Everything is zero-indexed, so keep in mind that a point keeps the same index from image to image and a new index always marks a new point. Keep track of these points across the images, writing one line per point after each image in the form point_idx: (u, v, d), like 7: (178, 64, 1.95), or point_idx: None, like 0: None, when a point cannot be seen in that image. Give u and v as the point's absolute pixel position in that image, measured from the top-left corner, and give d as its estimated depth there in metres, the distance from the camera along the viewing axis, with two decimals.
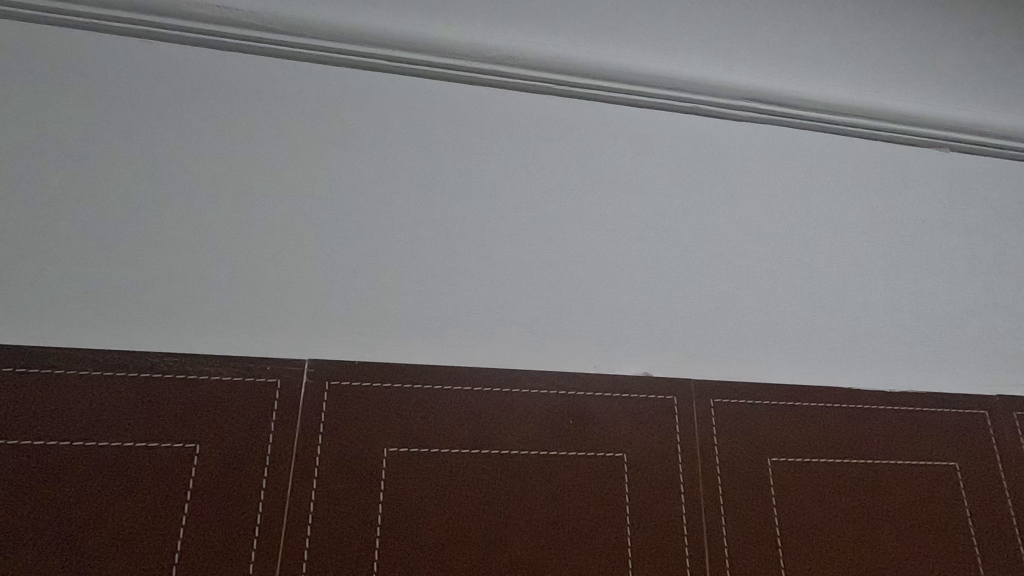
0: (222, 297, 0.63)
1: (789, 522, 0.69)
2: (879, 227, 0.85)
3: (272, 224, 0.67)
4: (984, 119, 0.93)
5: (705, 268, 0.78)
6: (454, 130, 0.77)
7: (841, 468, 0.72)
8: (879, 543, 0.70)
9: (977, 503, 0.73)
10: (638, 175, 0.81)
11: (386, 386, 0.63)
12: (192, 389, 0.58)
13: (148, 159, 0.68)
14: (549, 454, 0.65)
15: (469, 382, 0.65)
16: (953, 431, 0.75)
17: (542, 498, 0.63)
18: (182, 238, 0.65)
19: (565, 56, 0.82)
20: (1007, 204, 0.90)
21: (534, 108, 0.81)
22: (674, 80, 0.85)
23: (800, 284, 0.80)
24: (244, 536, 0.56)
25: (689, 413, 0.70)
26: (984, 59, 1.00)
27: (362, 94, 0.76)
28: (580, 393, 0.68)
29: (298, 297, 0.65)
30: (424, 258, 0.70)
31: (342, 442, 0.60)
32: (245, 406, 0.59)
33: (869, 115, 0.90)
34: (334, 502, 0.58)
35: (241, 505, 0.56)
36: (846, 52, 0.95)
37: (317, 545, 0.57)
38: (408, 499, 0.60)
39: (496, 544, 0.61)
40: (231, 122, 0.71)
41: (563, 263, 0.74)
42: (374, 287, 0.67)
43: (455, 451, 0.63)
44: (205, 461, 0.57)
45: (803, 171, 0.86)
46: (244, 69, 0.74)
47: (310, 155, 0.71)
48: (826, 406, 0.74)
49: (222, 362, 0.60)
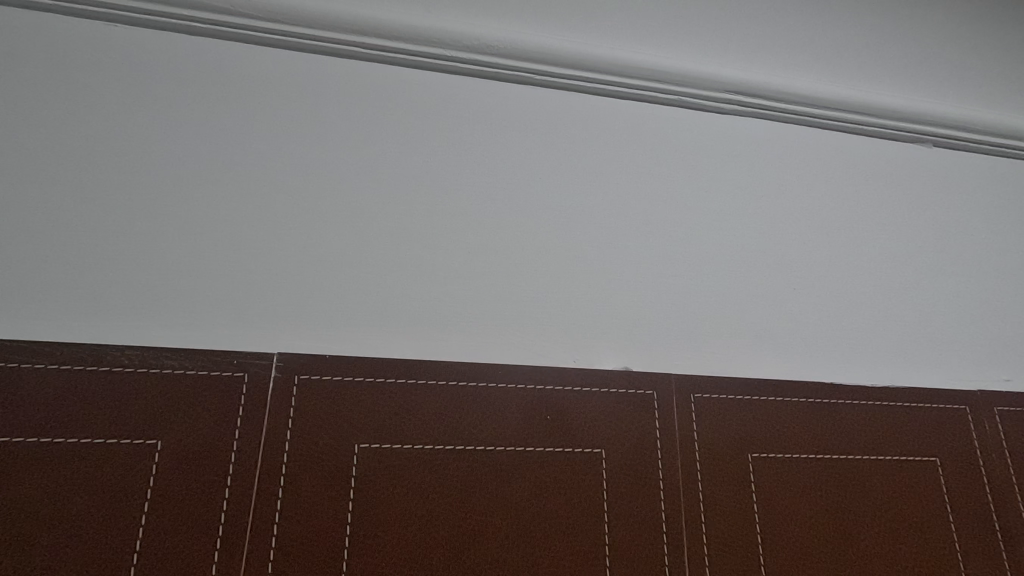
0: (192, 289, 0.63)
1: (774, 522, 0.68)
2: (857, 224, 0.87)
3: (245, 213, 0.67)
4: (961, 116, 0.96)
5: (691, 262, 0.78)
6: (437, 126, 0.77)
7: (825, 465, 0.71)
8: (864, 544, 0.69)
9: (956, 498, 0.73)
10: (621, 168, 0.81)
11: (358, 380, 0.62)
12: (155, 385, 0.58)
13: (119, 149, 0.67)
14: (525, 450, 0.64)
15: (442, 377, 0.64)
16: (932, 429, 0.76)
17: (517, 495, 0.62)
18: (150, 227, 0.64)
19: (548, 46, 0.82)
20: (981, 202, 0.94)
21: (516, 99, 0.81)
22: (659, 69, 0.85)
23: (782, 280, 0.80)
24: (205, 535, 0.55)
25: (669, 408, 0.69)
26: (961, 60, 1.03)
27: (341, 87, 0.76)
28: (556, 386, 0.67)
29: (272, 290, 0.65)
30: (402, 252, 0.70)
31: (311, 438, 0.60)
32: (209, 401, 0.59)
33: (849, 109, 0.92)
34: (302, 500, 0.58)
35: (203, 503, 0.56)
36: (826, 51, 0.97)
37: (284, 544, 0.56)
38: (378, 496, 0.59)
39: (469, 542, 0.60)
40: (206, 114, 0.71)
41: (545, 257, 0.74)
42: (348, 281, 0.67)
43: (427, 446, 0.62)
44: (166, 458, 0.56)
45: (784, 166, 0.88)
46: (221, 63, 0.73)
47: (286, 148, 0.71)
48: (810, 401, 0.73)
49: (186, 356, 0.59)
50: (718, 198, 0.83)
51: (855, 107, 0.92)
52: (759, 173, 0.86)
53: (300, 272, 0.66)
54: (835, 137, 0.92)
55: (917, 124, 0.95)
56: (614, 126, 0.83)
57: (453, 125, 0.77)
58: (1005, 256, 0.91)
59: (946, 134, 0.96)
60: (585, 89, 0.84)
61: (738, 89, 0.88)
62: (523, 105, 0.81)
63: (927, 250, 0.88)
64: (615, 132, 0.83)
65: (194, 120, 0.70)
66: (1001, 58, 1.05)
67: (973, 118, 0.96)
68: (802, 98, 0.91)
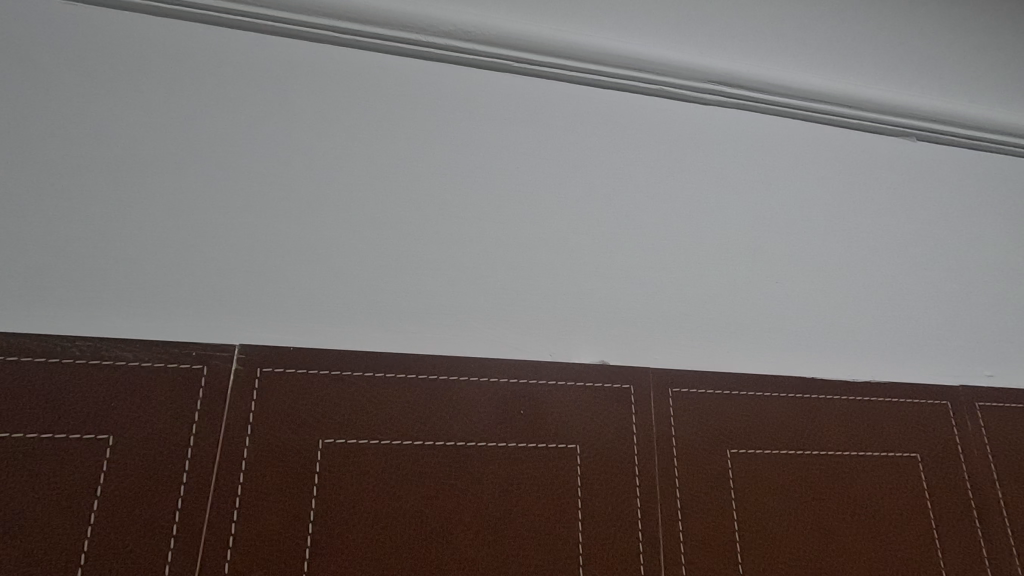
0: (152, 278, 0.61)
1: (752, 520, 0.66)
2: (839, 216, 0.86)
3: (210, 199, 0.65)
4: (944, 108, 0.95)
5: (670, 254, 0.77)
6: (410, 113, 0.75)
7: (805, 461, 0.70)
8: (844, 543, 0.68)
9: (938, 495, 0.72)
10: (600, 156, 0.79)
11: (324, 373, 0.60)
12: (108, 377, 0.56)
13: (77, 133, 0.64)
14: (496, 446, 0.62)
15: (412, 370, 0.63)
16: (913, 424, 0.75)
17: (488, 492, 0.60)
18: (109, 213, 0.62)
19: (526, 33, 0.80)
20: (964, 195, 0.93)
21: (492, 86, 0.79)
22: (639, 58, 0.83)
23: (761, 272, 0.79)
24: (158, 534, 0.53)
25: (646, 402, 0.68)
26: (946, 50, 1.02)
27: (311, 71, 0.74)
28: (530, 380, 0.65)
29: (236, 280, 0.63)
30: (373, 241, 0.68)
31: (273, 433, 0.58)
32: (165, 394, 0.57)
33: (832, 100, 0.91)
34: (262, 496, 0.56)
35: (157, 500, 0.53)
36: (810, 41, 0.95)
37: (243, 543, 0.54)
38: (342, 493, 0.57)
39: (437, 541, 0.58)
40: (170, 99, 0.68)
41: (521, 247, 0.72)
42: (316, 272, 0.65)
43: (395, 441, 0.60)
44: (118, 454, 0.54)
45: (766, 157, 0.86)
46: (187, 46, 0.71)
47: (254, 135, 0.69)
48: (790, 396, 0.72)
49: (142, 347, 0.57)
50: (699, 189, 0.81)
51: (840, 99, 0.91)
52: (742, 164, 0.85)
53: (267, 262, 0.64)
54: (819, 130, 0.91)
55: (902, 117, 0.94)
56: (593, 116, 0.82)
57: (429, 112, 0.76)
58: (989, 252, 0.90)
59: (930, 127, 0.95)
60: (563, 77, 0.82)
61: (722, 79, 0.87)
62: (501, 94, 0.79)
63: (911, 245, 0.87)
64: (595, 123, 0.81)
65: (158, 103, 0.68)
66: (989, 52, 1.04)
67: (958, 112, 0.95)
68: (787, 90, 0.89)
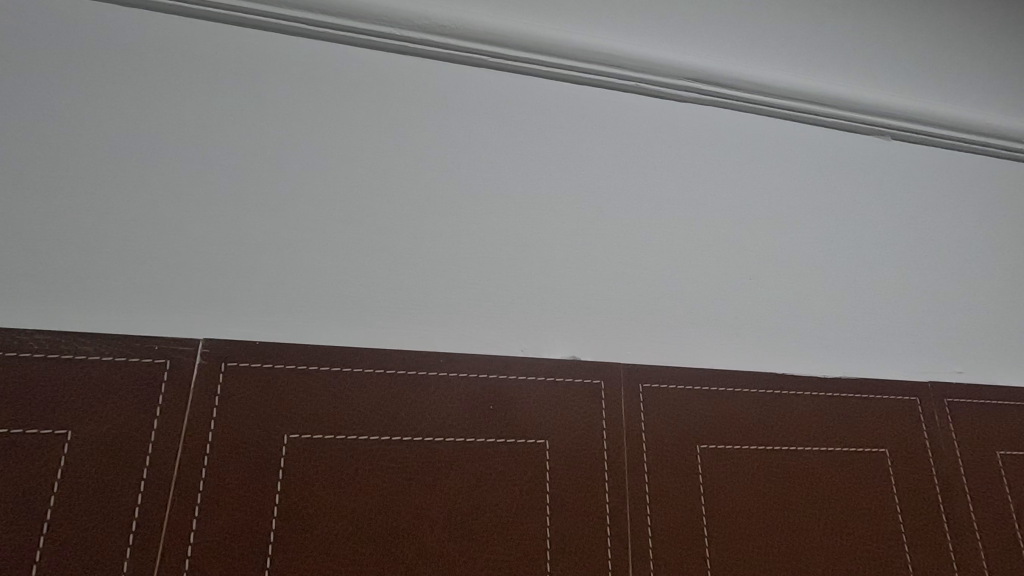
0: (116, 272, 0.60)
1: (721, 516, 0.66)
2: (810, 214, 0.86)
3: (176, 192, 0.64)
4: (916, 106, 0.96)
5: (642, 250, 0.77)
6: (381, 106, 0.74)
7: (774, 456, 0.70)
8: (812, 539, 0.68)
9: (905, 490, 0.73)
10: (573, 151, 0.79)
11: (289, 368, 0.60)
12: (65, 372, 0.55)
13: (40, 124, 0.63)
14: (466, 442, 0.62)
15: (379, 365, 0.62)
16: (881, 419, 0.75)
17: (457, 488, 0.60)
18: (72, 205, 0.61)
19: (502, 27, 0.80)
20: (935, 194, 0.93)
21: (466, 81, 0.79)
22: (615, 55, 0.84)
23: (733, 269, 0.79)
24: (116, 532, 0.52)
25: (616, 397, 0.68)
26: (918, 50, 1.03)
27: (282, 63, 0.73)
28: (500, 376, 0.65)
29: (202, 274, 0.62)
30: (343, 235, 0.67)
31: (236, 428, 0.57)
32: (126, 389, 0.56)
33: (806, 98, 0.91)
34: (225, 493, 0.55)
35: (116, 498, 0.53)
36: (784, 40, 0.96)
37: (204, 541, 0.53)
38: (307, 489, 0.57)
39: (404, 538, 0.57)
40: (136, 90, 0.68)
41: (493, 243, 0.72)
42: (286, 266, 0.64)
43: (362, 437, 0.60)
44: (76, 449, 0.53)
45: (739, 154, 0.87)
46: (155, 37, 0.70)
47: (222, 128, 0.68)
48: (760, 392, 0.72)
49: (102, 341, 0.56)
50: (672, 185, 0.82)
51: (813, 97, 0.91)
52: (716, 161, 0.85)
53: (236, 256, 0.63)
54: (792, 127, 0.91)
55: (875, 115, 0.94)
56: (568, 111, 0.82)
57: (402, 107, 0.75)
58: (958, 249, 0.90)
59: (902, 126, 0.95)
60: (538, 72, 0.82)
61: (697, 75, 0.87)
62: (475, 88, 0.79)
63: (882, 243, 0.88)
64: (569, 119, 0.81)
65: (125, 95, 0.67)
66: (959, 53, 1.05)
67: (929, 110, 0.96)
68: (761, 87, 0.89)
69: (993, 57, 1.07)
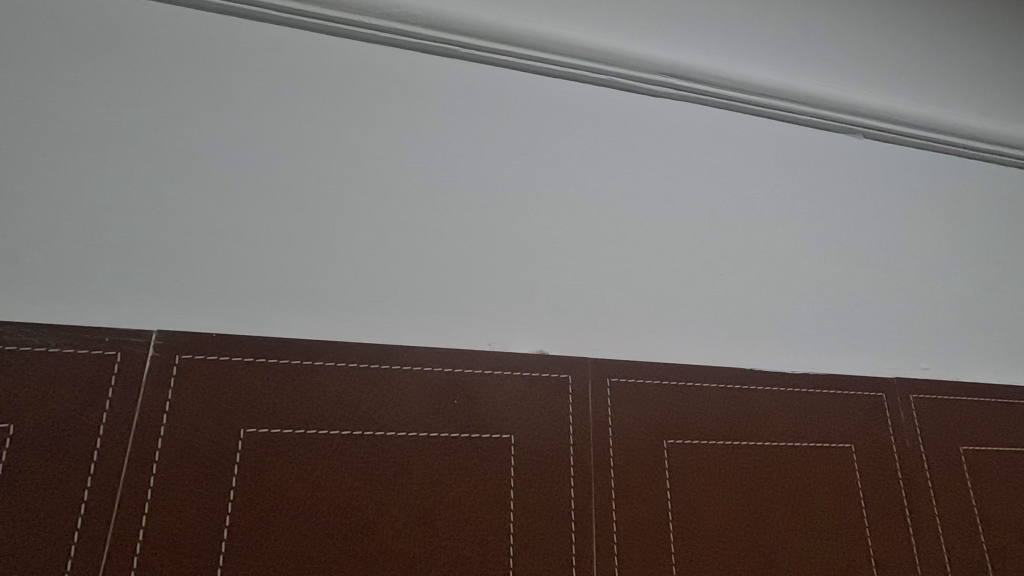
0: (66, 259, 0.58)
1: (685, 513, 0.66)
2: (778, 209, 0.86)
3: (130, 178, 0.63)
4: (884, 104, 0.96)
5: (610, 243, 0.76)
6: (347, 94, 0.73)
7: (740, 451, 0.70)
8: (776, 535, 0.68)
9: (870, 485, 0.73)
10: (544, 143, 0.79)
11: (246, 360, 0.59)
12: (9, 362, 0.53)
13: None
14: (429, 437, 0.61)
15: (340, 358, 0.61)
16: (846, 414, 0.76)
17: (419, 483, 0.59)
18: (17, 188, 0.59)
19: (473, 18, 0.79)
20: (903, 191, 0.94)
21: (436, 70, 0.78)
22: (588, 49, 0.83)
23: (701, 264, 0.79)
24: (60, 528, 0.50)
25: (583, 391, 0.67)
26: (888, 49, 1.03)
27: (245, 48, 0.71)
28: (464, 369, 0.64)
29: (156, 263, 0.60)
30: (304, 224, 0.66)
31: (190, 422, 0.55)
32: (73, 382, 0.54)
33: (777, 95, 0.91)
34: (176, 489, 0.53)
35: (60, 492, 0.51)
36: (757, 36, 0.96)
37: (154, 538, 0.52)
38: (262, 485, 0.55)
39: (362, 534, 0.56)
40: (89, 71, 0.65)
41: (460, 234, 0.71)
42: (246, 256, 0.63)
43: (321, 431, 0.58)
44: (19, 443, 0.51)
45: (710, 148, 0.86)
46: (112, 16, 0.68)
47: (182, 113, 0.67)
48: (727, 386, 0.72)
49: (50, 332, 0.55)
50: (641, 179, 0.81)
51: (784, 93, 0.91)
52: (686, 156, 0.85)
53: (193, 245, 0.62)
54: (763, 123, 0.91)
55: (846, 112, 0.95)
56: (538, 103, 0.81)
57: (368, 96, 0.74)
58: (924, 246, 0.91)
59: (870, 124, 0.96)
60: (510, 64, 0.81)
61: (669, 70, 0.86)
62: (445, 78, 0.78)
63: (850, 239, 0.88)
64: (540, 111, 0.80)
65: (78, 75, 0.65)
66: (929, 53, 1.06)
67: (899, 109, 0.96)
68: (734, 81, 0.89)
69: (963, 58, 1.08)
